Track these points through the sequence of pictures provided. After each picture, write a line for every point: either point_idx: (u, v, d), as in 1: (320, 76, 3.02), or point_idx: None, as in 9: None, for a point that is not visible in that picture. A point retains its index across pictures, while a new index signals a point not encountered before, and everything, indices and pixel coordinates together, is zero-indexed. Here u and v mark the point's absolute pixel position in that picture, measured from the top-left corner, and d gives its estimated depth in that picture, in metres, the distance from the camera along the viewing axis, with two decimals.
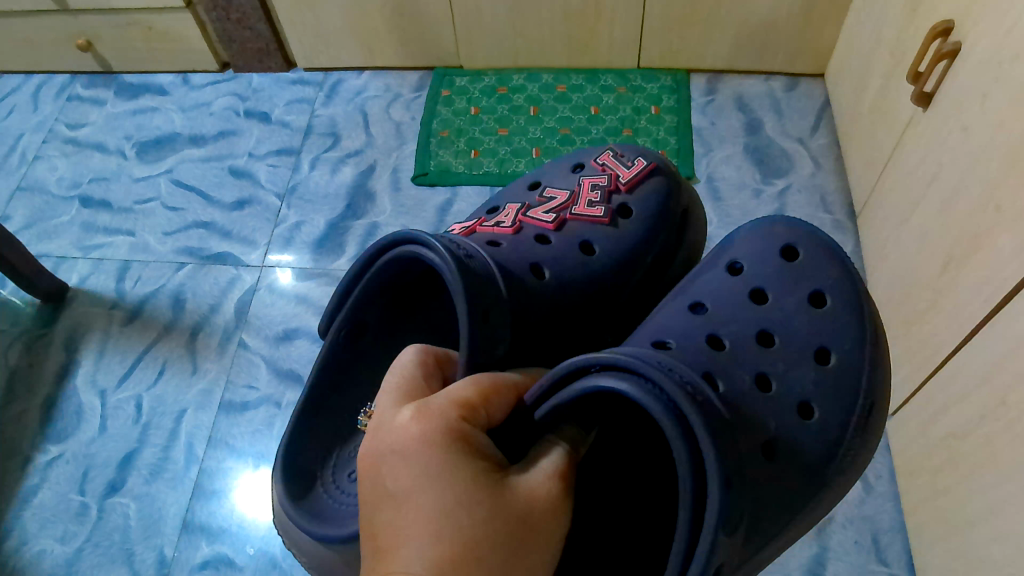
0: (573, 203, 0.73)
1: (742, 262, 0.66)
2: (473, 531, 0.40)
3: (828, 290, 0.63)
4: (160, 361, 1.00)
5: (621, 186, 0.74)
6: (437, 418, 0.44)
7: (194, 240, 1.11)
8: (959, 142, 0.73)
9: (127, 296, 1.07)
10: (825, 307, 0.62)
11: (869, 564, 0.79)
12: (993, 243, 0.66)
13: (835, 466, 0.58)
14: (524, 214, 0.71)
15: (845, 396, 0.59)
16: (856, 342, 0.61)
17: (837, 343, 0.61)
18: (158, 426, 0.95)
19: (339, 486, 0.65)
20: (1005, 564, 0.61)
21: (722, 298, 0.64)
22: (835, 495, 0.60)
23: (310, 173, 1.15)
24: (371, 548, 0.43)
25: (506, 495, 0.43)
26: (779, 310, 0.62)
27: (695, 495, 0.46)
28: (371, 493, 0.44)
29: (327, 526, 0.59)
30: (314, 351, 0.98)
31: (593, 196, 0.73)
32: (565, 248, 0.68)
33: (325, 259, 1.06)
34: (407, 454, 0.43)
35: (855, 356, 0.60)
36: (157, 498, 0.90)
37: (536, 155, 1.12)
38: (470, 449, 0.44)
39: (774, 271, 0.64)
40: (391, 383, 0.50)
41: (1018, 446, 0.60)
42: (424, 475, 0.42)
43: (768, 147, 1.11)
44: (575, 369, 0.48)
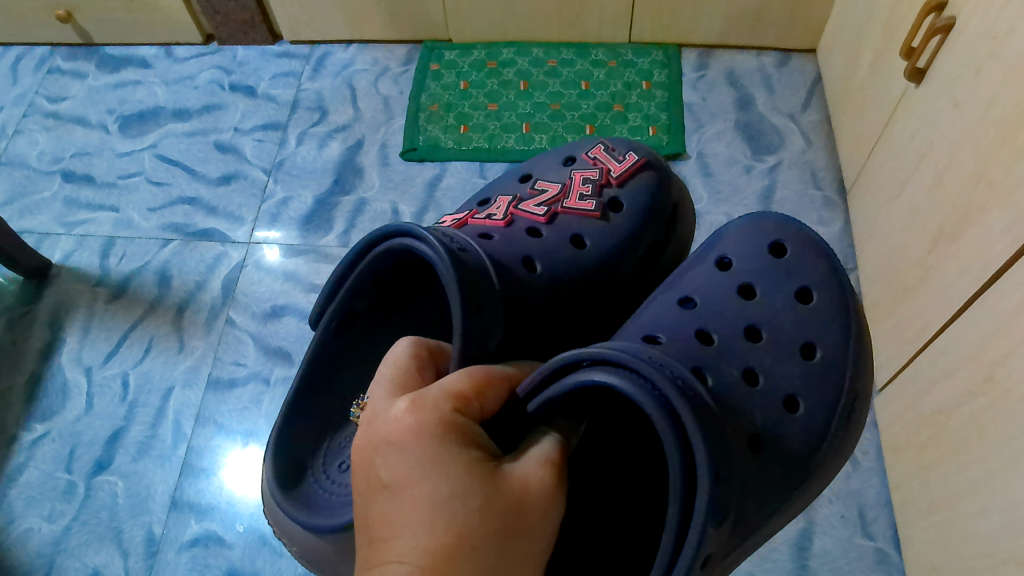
0: (564, 195, 0.72)
1: (731, 257, 0.66)
2: (468, 520, 0.40)
3: (815, 286, 0.63)
4: (146, 338, 0.99)
5: (613, 180, 0.73)
6: (430, 410, 0.44)
7: (180, 216, 1.10)
8: (951, 118, 0.73)
9: (112, 272, 1.05)
10: (812, 303, 0.62)
11: (855, 538, 0.80)
12: (984, 219, 0.66)
13: (821, 458, 0.58)
14: (517, 207, 0.70)
15: (831, 389, 0.59)
16: (842, 337, 0.61)
17: (823, 339, 0.61)
18: (145, 404, 0.94)
19: (329, 478, 0.65)
20: (990, 538, 0.62)
21: (711, 293, 0.64)
22: (819, 485, 0.60)
23: (297, 148, 1.14)
24: (366, 538, 0.43)
25: (500, 482, 0.43)
26: (767, 305, 0.62)
27: (683, 488, 0.46)
28: (365, 484, 0.44)
29: (315, 515, 0.59)
30: (303, 328, 0.97)
31: (585, 188, 0.72)
32: (557, 242, 0.67)
33: (313, 236, 1.04)
34: (401, 446, 0.43)
35: (840, 350, 0.60)
36: (145, 476, 0.89)
37: (525, 131, 1.11)
38: (465, 440, 0.44)
39: (763, 268, 0.64)
40: (383, 374, 0.49)
41: (1004, 421, 0.60)
42: (419, 466, 0.42)
43: (758, 123, 1.10)
44: (568, 365, 0.48)
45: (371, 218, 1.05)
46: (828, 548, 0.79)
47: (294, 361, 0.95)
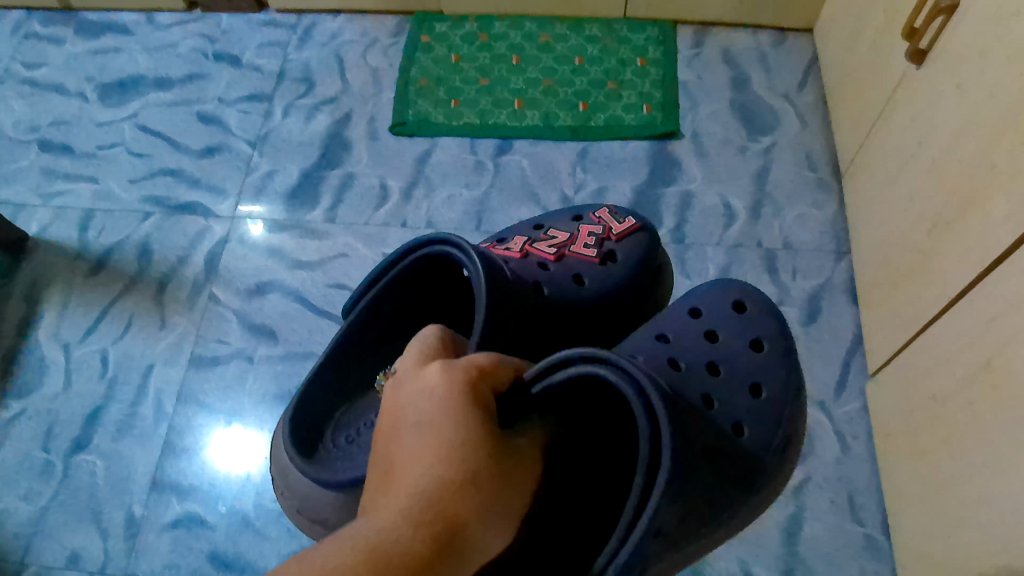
0: (566, 244, 0.71)
1: (700, 305, 0.66)
2: (479, 468, 0.42)
3: (767, 338, 0.63)
4: (126, 314, 0.97)
5: (611, 238, 0.72)
6: (465, 372, 0.45)
7: (162, 188, 1.06)
8: (953, 101, 0.71)
9: (92, 246, 1.02)
10: (763, 351, 0.63)
11: (844, 524, 0.79)
12: (985, 204, 0.65)
13: (760, 479, 0.58)
14: (522, 249, 0.69)
15: (773, 423, 0.60)
16: (785, 381, 0.62)
17: (769, 380, 0.61)
18: (125, 382, 0.92)
19: (337, 448, 0.62)
20: (982, 527, 0.62)
21: (680, 334, 0.63)
22: (747, 515, 0.59)
23: (283, 120, 1.11)
24: (378, 473, 0.43)
25: (507, 450, 0.45)
26: (726, 349, 0.62)
27: (648, 466, 0.47)
28: (388, 430, 0.45)
29: (324, 471, 0.57)
30: (288, 305, 0.96)
31: (588, 239, 0.71)
32: (556, 282, 0.66)
33: (299, 211, 1.03)
34: (434, 396, 0.44)
35: (784, 390, 0.61)
36: (125, 456, 0.87)
37: (517, 106, 1.09)
38: (489, 404, 0.45)
39: (724, 317, 0.64)
40: (416, 342, 0.50)
41: (1000, 410, 0.60)
42: (448, 414, 0.43)
43: (754, 103, 1.08)
44: (556, 362, 0.47)
45: (359, 193, 1.03)
46: (817, 534, 0.79)
47: (279, 339, 0.93)
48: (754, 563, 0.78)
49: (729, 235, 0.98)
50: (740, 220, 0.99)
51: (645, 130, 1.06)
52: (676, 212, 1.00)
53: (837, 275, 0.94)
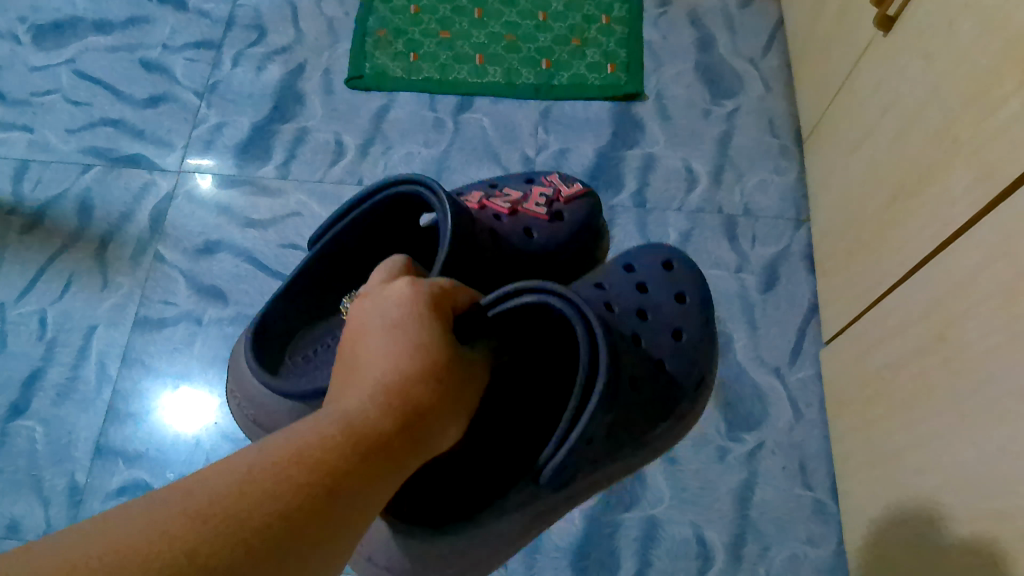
0: (520, 201, 0.75)
1: (636, 262, 0.74)
2: (440, 364, 0.50)
3: (690, 294, 0.73)
4: (66, 273, 0.92)
5: (559, 201, 0.77)
6: (427, 288, 0.54)
7: (102, 139, 1.01)
8: (919, 70, 0.71)
9: (27, 200, 0.96)
10: (685, 304, 0.72)
11: (795, 488, 0.81)
12: (946, 176, 0.65)
13: (675, 403, 0.69)
14: (480, 205, 0.74)
15: (689, 363, 0.70)
16: (704, 332, 0.71)
17: (689, 327, 0.71)
18: (65, 344, 0.88)
19: (299, 366, 0.67)
20: (929, 494, 0.63)
21: (614, 282, 0.72)
22: (665, 442, 0.71)
23: (233, 70, 1.05)
24: (344, 367, 0.51)
25: (461, 354, 0.53)
26: (653, 298, 0.71)
27: (587, 376, 0.56)
28: (355, 333, 0.52)
29: (286, 383, 0.61)
30: (238, 266, 0.93)
31: (542, 199, 0.76)
32: (509, 235, 0.72)
33: (249, 167, 0.99)
34: (399, 305, 0.52)
35: (699, 337, 0.71)
36: (66, 421, 0.84)
37: (479, 62, 1.05)
38: (447, 315, 0.54)
39: (655, 273, 0.73)
40: (383, 267, 0.59)
41: (952, 381, 0.61)
42: (411, 319, 0.51)
43: (718, 65, 1.07)
44: (512, 292, 0.56)
45: (313, 149, 1.00)
46: (768, 499, 0.80)
47: (229, 300, 0.91)
48: (707, 526, 0.79)
49: (690, 200, 0.97)
50: (702, 185, 0.98)
51: (608, 90, 1.04)
52: (638, 175, 0.99)
53: (795, 242, 0.94)
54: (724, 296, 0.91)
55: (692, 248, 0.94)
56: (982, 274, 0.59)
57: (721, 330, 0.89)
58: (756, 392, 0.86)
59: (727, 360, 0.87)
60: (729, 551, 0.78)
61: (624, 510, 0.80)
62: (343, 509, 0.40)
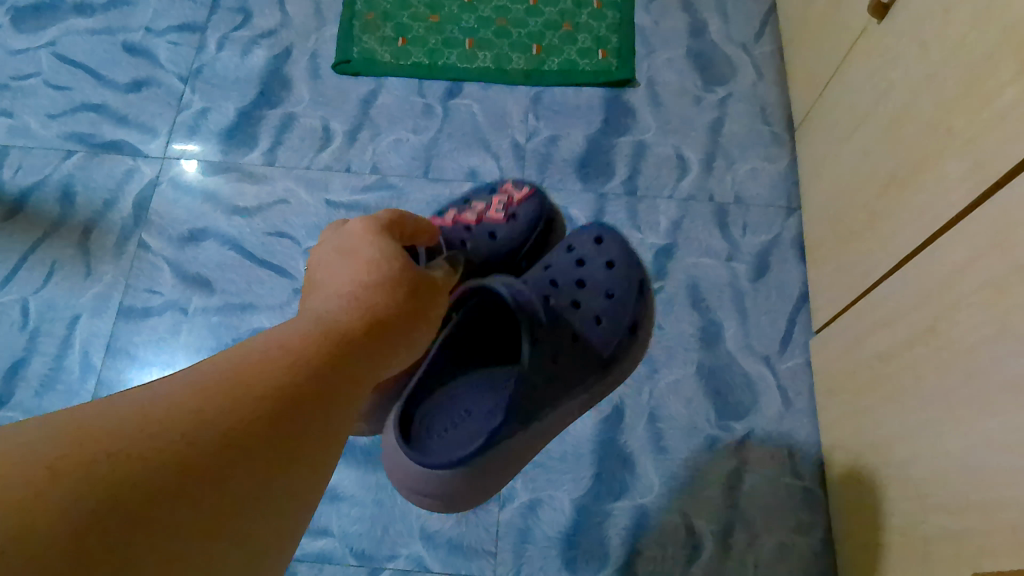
0: (481, 215, 0.83)
1: (571, 243, 0.79)
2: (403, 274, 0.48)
3: (620, 259, 0.77)
4: (48, 261, 0.90)
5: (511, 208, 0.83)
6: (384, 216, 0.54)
7: (85, 125, 0.99)
8: (913, 58, 0.70)
9: (7, 186, 0.94)
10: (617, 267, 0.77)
11: (784, 477, 0.81)
12: (940, 166, 0.65)
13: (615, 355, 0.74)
14: (449, 223, 0.83)
15: (626, 315, 0.75)
16: (632, 287, 0.76)
17: (620, 287, 0.76)
18: (48, 334, 0.87)
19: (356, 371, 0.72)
20: (917, 484, 0.63)
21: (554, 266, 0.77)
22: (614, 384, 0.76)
23: (217, 54, 1.03)
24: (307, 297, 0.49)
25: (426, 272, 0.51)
26: (587, 272, 0.76)
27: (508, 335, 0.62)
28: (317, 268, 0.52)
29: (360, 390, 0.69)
30: (225, 254, 0.91)
31: (501, 212, 0.83)
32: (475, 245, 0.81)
33: (234, 153, 0.97)
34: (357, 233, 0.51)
35: (630, 294, 0.76)
36: (50, 412, 0.83)
37: (469, 47, 1.03)
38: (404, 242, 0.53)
39: (590, 248, 0.78)
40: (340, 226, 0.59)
41: (942, 373, 0.61)
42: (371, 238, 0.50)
43: (710, 51, 1.05)
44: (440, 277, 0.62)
45: (300, 134, 0.98)
46: (757, 488, 0.81)
47: (215, 289, 0.90)
48: (696, 515, 0.79)
49: (681, 187, 0.96)
50: (693, 172, 0.97)
51: (599, 76, 1.02)
52: (629, 162, 0.98)
53: (786, 231, 0.94)
54: (714, 285, 0.91)
55: (683, 236, 0.94)
56: (974, 264, 0.59)
57: (711, 319, 0.89)
58: (746, 381, 0.86)
59: (717, 349, 0.87)
60: (718, 539, 0.78)
61: (613, 499, 0.80)
62: (316, 396, 0.38)
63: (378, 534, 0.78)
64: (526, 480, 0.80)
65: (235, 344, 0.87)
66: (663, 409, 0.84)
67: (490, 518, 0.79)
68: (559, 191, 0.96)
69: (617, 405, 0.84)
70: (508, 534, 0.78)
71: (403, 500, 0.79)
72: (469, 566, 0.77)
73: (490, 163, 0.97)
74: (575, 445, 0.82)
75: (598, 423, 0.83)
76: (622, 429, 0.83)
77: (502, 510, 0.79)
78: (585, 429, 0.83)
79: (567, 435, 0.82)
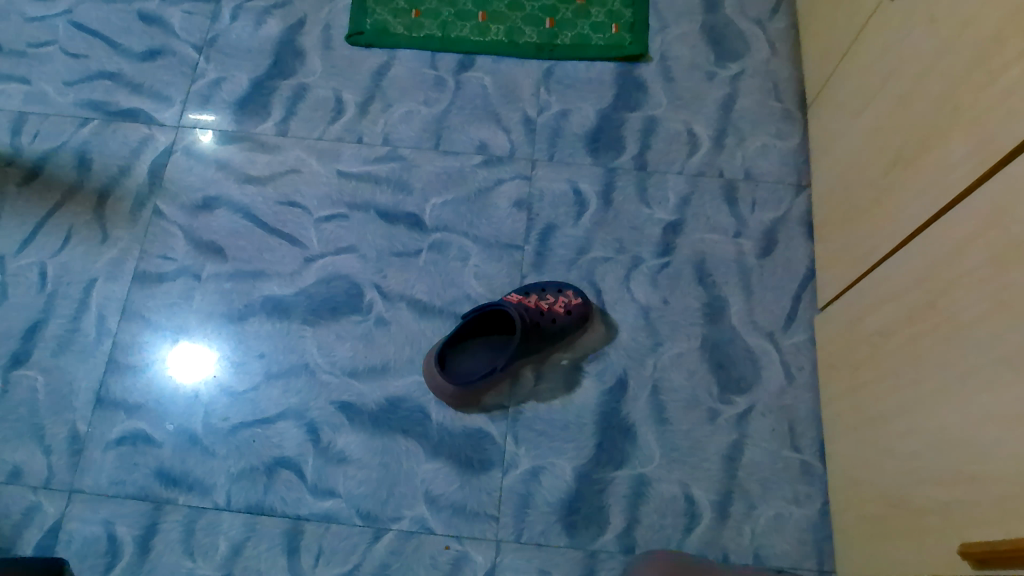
0: (542, 314, 0.84)
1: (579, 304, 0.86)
2: None
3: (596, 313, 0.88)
4: (64, 226, 0.92)
5: (567, 312, 0.85)
6: None
7: (100, 92, 1.00)
8: (924, 35, 0.70)
9: (25, 152, 0.96)
10: (593, 323, 0.88)
11: (783, 450, 0.82)
12: (946, 144, 0.65)
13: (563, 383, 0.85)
14: (519, 303, 0.83)
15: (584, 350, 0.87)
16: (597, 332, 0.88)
17: (594, 333, 0.88)
18: (65, 296, 0.89)
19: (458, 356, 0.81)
20: (910, 459, 0.65)
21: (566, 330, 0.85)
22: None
23: (232, 24, 1.04)
24: None
25: None
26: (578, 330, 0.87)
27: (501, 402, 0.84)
28: None
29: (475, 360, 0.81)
30: (236, 222, 0.93)
31: (559, 309, 0.85)
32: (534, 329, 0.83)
33: (247, 123, 0.98)
34: None
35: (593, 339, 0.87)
36: (66, 371, 0.85)
37: (481, 20, 1.03)
38: None
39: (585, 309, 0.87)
40: None
41: (939, 350, 0.62)
42: None
43: (724, 27, 1.05)
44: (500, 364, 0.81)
45: (312, 105, 0.99)
46: (756, 460, 0.82)
47: (227, 256, 0.91)
48: (695, 486, 0.81)
49: (691, 163, 0.97)
50: (704, 148, 0.97)
51: (612, 51, 1.02)
52: (639, 137, 0.98)
53: (795, 208, 0.94)
54: (721, 260, 0.91)
55: (691, 212, 0.94)
56: (974, 242, 0.59)
57: (716, 294, 0.89)
58: (749, 355, 0.86)
59: (722, 324, 0.88)
60: (716, 509, 0.80)
61: (614, 467, 0.81)
62: None
63: (383, 495, 0.80)
64: (529, 448, 0.82)
65: (246, 310, 0.88)
66: (665, 381, 0.85)
67: (492, 483, 0.81)
68: (569, 165, 0.96)
69: (620, 376, 0.85)
70: (510, 500, 0.80)
71: (408, 465, 0.81)
72: (471, 529, 0.79)
73: (500, 136, 0.98)
74: (579, 414, 0.83)
75: (601, 393, 0.84)
76: (624, 401, 0.84)
77: (506, 476, 0.81)
78: (588, 399, 0.84)
79: (570, 405, 0.84)
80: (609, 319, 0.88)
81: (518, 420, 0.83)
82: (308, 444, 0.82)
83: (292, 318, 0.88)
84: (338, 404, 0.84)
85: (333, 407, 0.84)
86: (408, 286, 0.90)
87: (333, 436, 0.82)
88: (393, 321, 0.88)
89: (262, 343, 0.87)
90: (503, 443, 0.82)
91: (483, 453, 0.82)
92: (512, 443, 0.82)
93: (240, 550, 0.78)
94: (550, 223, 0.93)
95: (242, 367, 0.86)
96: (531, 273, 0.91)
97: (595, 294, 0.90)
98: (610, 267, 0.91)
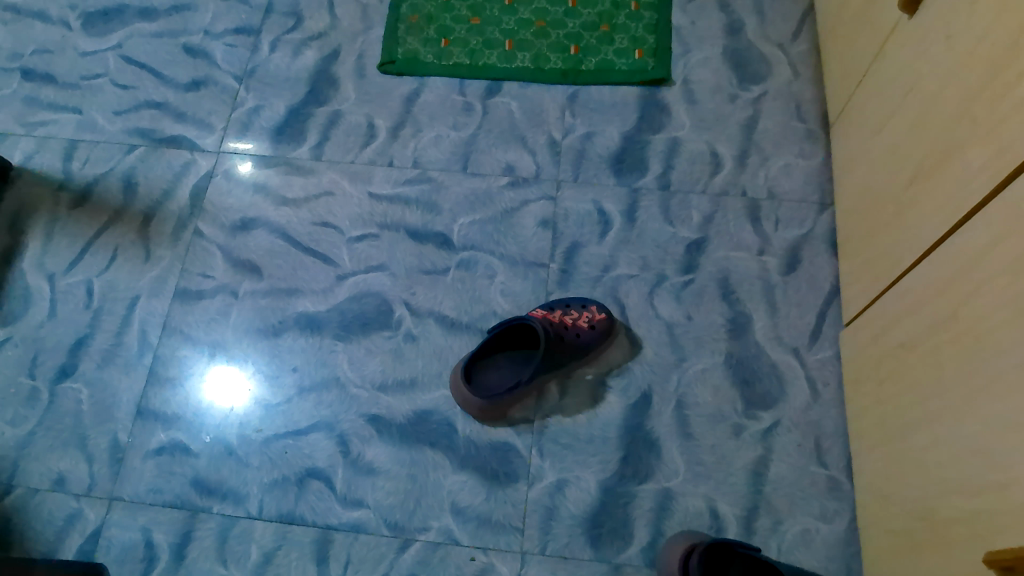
0: (566, 328, 0.85)
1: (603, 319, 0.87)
2: None
3: (621, 330, 0.90)
4: (111, 247, 0.96)
5: (591, 327, 0.86)
6: None
7: (147, 121, 1.05)
8: (940, 51, 0.71)
9: (75, 177, 1.01)
10: (618, 338, 0.89)
11: (810, 466, 0.82)
12: (963, 156, 0.66)
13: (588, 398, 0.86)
14: (542, 319, 0.85)
15: (608, 365, 0.88)
16: (622, 349, 0.89)
17: (618, 349, 0.89)
18: (111, 312, 0.93)
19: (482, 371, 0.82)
20: (936, 470, 0.64)
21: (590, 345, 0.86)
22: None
23: (270, 55, 1.09)
24: None
25: None
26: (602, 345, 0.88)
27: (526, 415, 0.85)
28: None
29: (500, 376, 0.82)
30: (272, 242, 0.97)
31: (583, 324, 0.86)
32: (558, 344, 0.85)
33: (285, 148, 1.02)
34: None
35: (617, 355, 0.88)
36: (110, 384, 0.89)
37: (508, 48, 1.07)
38: None
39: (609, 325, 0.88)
40: None
41: (962, 358, 0.62)
42: None
43: (747, 50, 1.07)
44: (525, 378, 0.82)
45: (345, 131, 1.03)
46: (782, 475, 0.82)
47: (263, 275, 0.95)
48: (721, 500, 0.81)
49: (714, 182, 0.98)
50: (727, 168, 0.99)
51: (635, 75, 1.05)
52: (662, 158, 1.00)
53: (819, 226, 0.95)
54: (745, 277, 0.92)
55: (715, 230, 0.95)
56: (994, 251, 0.60)
57: (741, 311, 0.90)
58: (774, 371, 0.87)
59: (746, 340, 0.89)
60: (742, 524, 0.80)
61: (638, 481, 0.82)
62: None
63: (410, 506, 0.82)
64: (554, 461, 0.83)
65: (281, 325, 0.92)
66: (690, 396, 0.86)
67: (517, 495, 0.82)
68: (594, 186, 0.98)
69: (645, 392, 0.86)
70: (535, 512, 0.81)
71: (435, 476, 0.83)
72: (496, 540, 0.80)
73: (526, 158, 1.00)
74: (604, 429, 0.84)
75: (626, 408, 0.85)
76: (649, 415, 0.85)
77: (531, 489, 0.82)
78: (614, 414, 0.85)
79: (594, 420, 0.85)
80: (634, 334, 0.90)
81: (544, 434, 0.84)
82: (338, 455, 0.84)
83: (324, 334, 0.91)
84: (368, 416, 0.86)
85: (363, 420, 0.86)
86: (436, 303, 0.92)
87: (362, 447, 0.84)
88: (421, 336, 0.90)
89: (295, 357, 0.90)
90: (528, 456, 0.83)
91: (509, 465, 0.83)
92: (537, 456, 0.83)
93: (272, 558, 0.80)
94: (574, 242, 0.95)
95: (277, 381, 0.88)
96: (556, 290, 0.93)
97: (620, 310, 0.91)
98: (634, 284, 0.92)
